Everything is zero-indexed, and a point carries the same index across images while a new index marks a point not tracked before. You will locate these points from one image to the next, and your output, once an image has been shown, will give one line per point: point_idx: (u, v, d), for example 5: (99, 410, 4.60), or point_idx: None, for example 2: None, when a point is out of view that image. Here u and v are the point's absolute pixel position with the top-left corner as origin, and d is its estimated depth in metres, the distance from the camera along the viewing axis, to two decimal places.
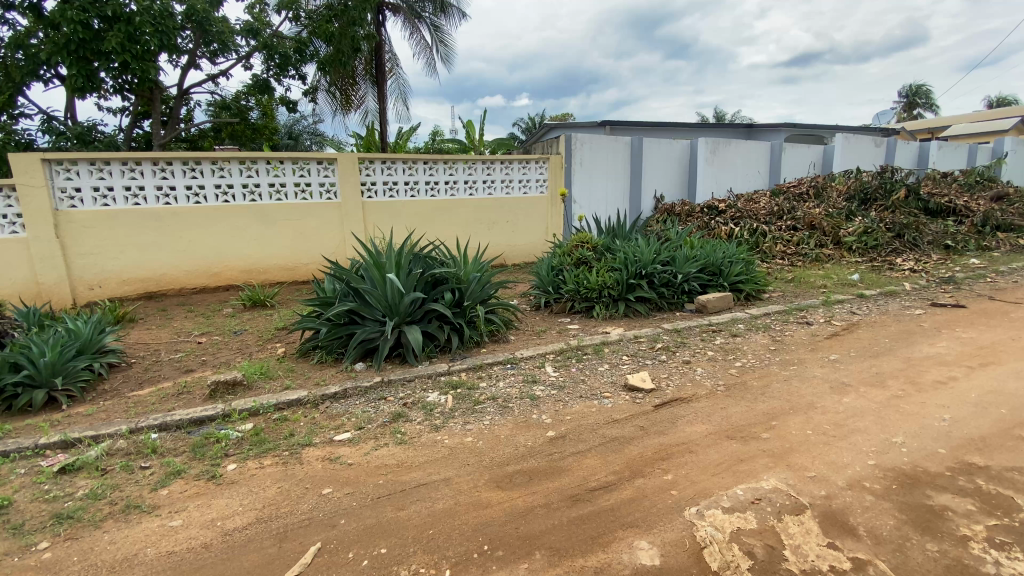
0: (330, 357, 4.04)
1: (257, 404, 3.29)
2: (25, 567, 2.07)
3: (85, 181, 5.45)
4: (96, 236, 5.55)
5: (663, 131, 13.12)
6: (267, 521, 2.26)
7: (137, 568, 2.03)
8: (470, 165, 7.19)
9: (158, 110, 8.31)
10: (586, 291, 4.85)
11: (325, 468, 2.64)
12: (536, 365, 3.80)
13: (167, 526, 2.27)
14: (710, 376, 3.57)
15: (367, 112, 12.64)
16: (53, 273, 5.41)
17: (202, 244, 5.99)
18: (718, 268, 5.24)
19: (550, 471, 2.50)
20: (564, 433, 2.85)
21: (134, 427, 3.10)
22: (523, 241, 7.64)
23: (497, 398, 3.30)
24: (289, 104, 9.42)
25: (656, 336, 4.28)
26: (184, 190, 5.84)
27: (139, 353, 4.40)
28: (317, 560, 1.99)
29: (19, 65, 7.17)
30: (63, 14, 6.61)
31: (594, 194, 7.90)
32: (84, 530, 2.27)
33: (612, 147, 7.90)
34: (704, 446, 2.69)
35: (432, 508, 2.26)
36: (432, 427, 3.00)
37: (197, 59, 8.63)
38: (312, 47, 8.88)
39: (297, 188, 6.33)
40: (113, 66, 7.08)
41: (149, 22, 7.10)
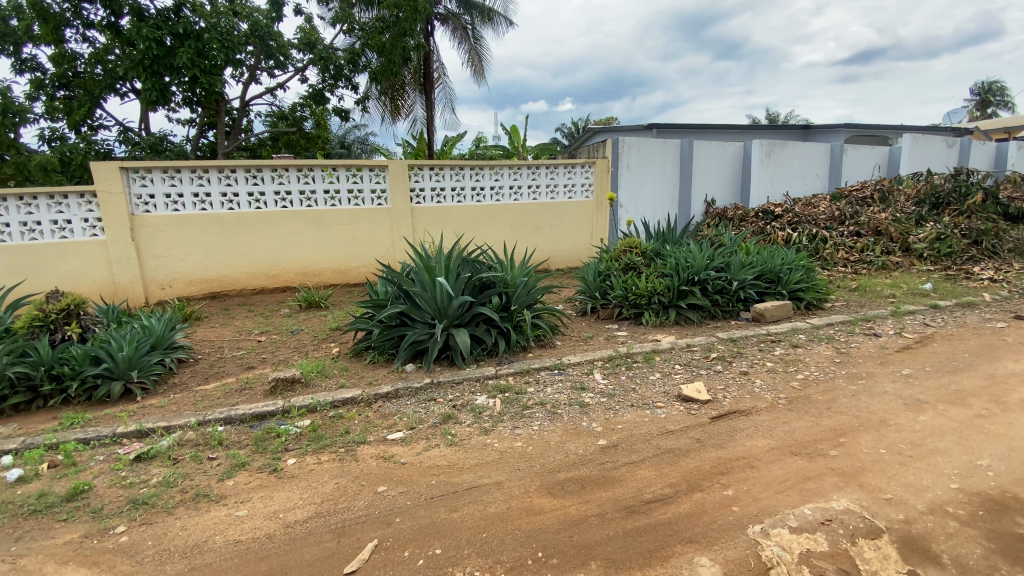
0: (382, 357, 4.14)
1: (315, 401, 3.40)
2: (105, 550, 2.21)
3: (159, 188, 5.84)
4: (167, 240, 5.93)
5: (713, 133, 12.76)
6: (326, 516, 2.32)
7: (207, 554, 2.13)
8: (516, 170, 7.22)
9: (223, 121, 8.82)
10: (635, 296, 4.74)
11: (380, 466, 2.69)
12: (584, 372, 3.74)
13: (233, 515, 2.37)
14: (771, 388, 3.40)
15: (414, 121, 12.97)
16: (129, 273, 5.82)
17: (261, 248, 6.29)
18: (777, 275, 5.02)
19: (603, 480, 2.44)
20: (617, 442, 2.79)
21: (201, 419, 3.27)
22: (568, 246, 7.59)
23: (546, 404, 3.27)
24: (342, 114, 9.77)
25: (711, 346, 4.13)
26: (246, 196, 6.16)
27: (204, 350, 4.64)
28: (374, 557, 2.03)
29: (99, 79, 7.75)
30: (140, 32, 7.13)
31: (642, 198, 7.76)
32: (157, 516, 2.41)
33: (660, 150, 7.75)
34: (766, 461, 2.57)
35: (485, 512, 2.26)
36: (482, 430, 3.01)
37: (258, 73, 9.08)
38: (364, 57, 9.18)
39: (350, 194, 6.56)
40: (183, 80, 7.58)
41: (216, 38, 7.57)
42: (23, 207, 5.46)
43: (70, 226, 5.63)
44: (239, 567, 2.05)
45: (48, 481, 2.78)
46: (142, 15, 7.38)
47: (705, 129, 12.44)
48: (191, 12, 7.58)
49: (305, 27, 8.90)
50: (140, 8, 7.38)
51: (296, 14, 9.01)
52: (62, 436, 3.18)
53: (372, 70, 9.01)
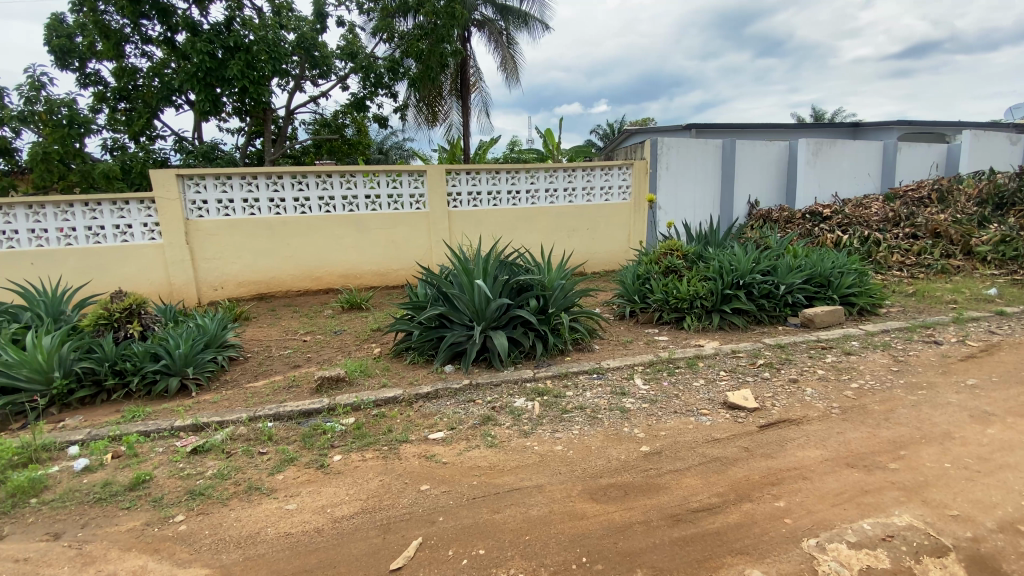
0: (422, 358, 4.20)
1: (359, 400, 3.49)
2: (166, 537, 2.33)
3: (211, 194, 6.13)
4: (218, 243, 6.21)
5: (755, 133, 12.38)
6: (372, 512, 2.37)
7: (259, 545, 2.22)
8: (552, 173, 7.20)
9: (270, 129, 9.19)
10: (676, 301, 4.64)
11: (421, 465, 2.73)
12: (624, 377, 3.68)
13: (284, 508, 2.46)
14: (823, 397, 3.26)
15: (451, 126, 13.15)
16: (183, 275, 6.13)
17: (306, 251, 6.50)
18: (827, 279, 4.83)
19: (647, 487, 2.40)
20: (660, 449, 2.73)
21: (252, 415, 3.40)
22: (605, 249, 7.51)
23: (586, 408, 3.23)
24: (381, 120, 10.00)
25: (757, 352, 4.00)
26: (292, 202, 6.39)
27: (253, 349, 4.83)
28: (419, 555, 2.05)
29: (156, 92, 8.21)
30: (194, 46, 7.53)
31: (681, 200, 7.60)
32: (213, 507, 2.52)
33: (701, 150, 7.58)
34: (820, 473, 2.46)
35: (527, 514, 2.25)
36: (522, 433, 3.00)
37: (302, 82, 9.40)
38: (404, 65, 9.38)
39: (390, 199, 6.71)
40: (233, 91, 7.94)
41: (265, 50, 7.91)
42: (89, 213, 5.82)
43: (130, 231, 5.98)
44: (290, 559, 2.12)
45: (112, 471, 2.95)
46: (196, 30, 7.80)
47: (746, 129, 12.10)
48: (241, 26, 7.96)
49: (348, 37, 9.18)
50: (194, 23, 7.80)
51: (339, 25, 9.31)
52: (125, 428, 3.37)
53: (410, 77, 9.20)
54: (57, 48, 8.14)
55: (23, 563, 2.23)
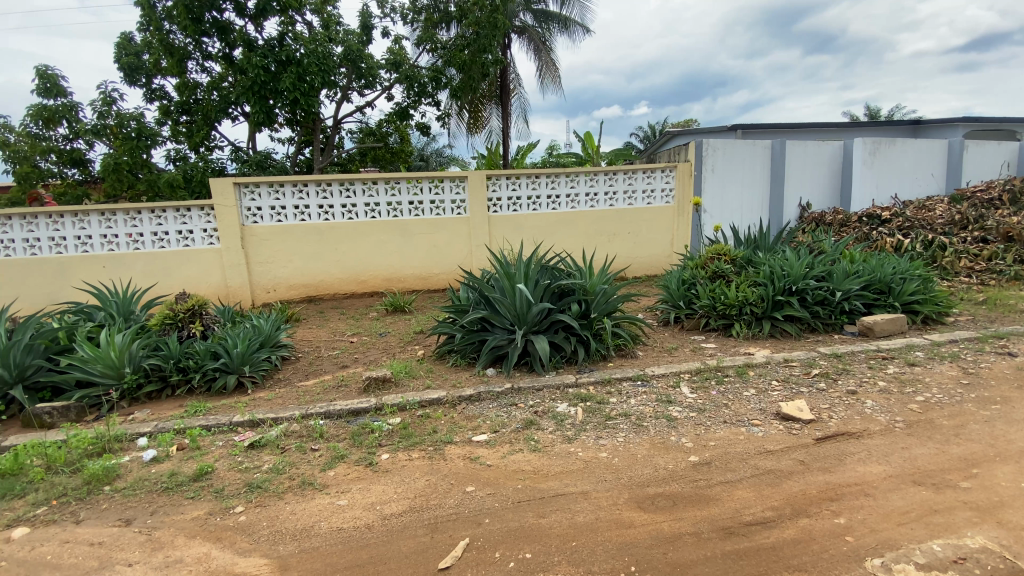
0: (464, 361, 4.26)
1: (404, 400, 3.57)
2: (227, 527, 2.46)
3: (265, 201, 6.42)
4: (271, 248, 6.51)
5: (807, 133, 11.90)
6: (420, 511, 2.42)
7: (314, 538, 2.31)
8: (593, 177, 7.15)
9: (318, 138, 9.55)
10: (724, 307, 4.51)
11: (466, 466, 2.77)
12: (670, 385, 3.60)
13: (336, 504, 2.55)
14: (885, 410, 3.09)
15: (491, 133, 13.31)
16: (239, 278, 6.45)
17: (352, 255, 6.72)
18: (887, 285, 4.59)
19: (697, 498, 2.34)
20: (710, 460, 2.66)
21: (305, 413, 3.53)
22: (647, 253, 7.40)
23: (630, 415, 3.18)
24: (423, 128, 10.21)
25: (812, 361, 3.83)
26: (340, 208, 6.63)
27: (304, 349, 5.02)
28: (467, 555, 2.08)
29: (215, 105, 8.68)
30: (250, 61, 7.94)
31: (728, 203, 7.40)
32: (270, 500, 2.64)
33: (748, 152, 7.36)
34: (883, 489, 2.34)
35: (574, 520, 2.24)
36: (566, 438, 2.99)
37: (349, 93, 9.72)
38: (446, 74, 9.57)
39: (432, 205, 6.85)
40: (285, 103, 8.31)
41: (314, 64, 8.26)
42: (155, 219, 6.22)
43: (192, 236, 6.34)
44: (342, 553, 2.19)
45: (177, 462, 3.14)
46: (251, 45, 8.21)
47: (797, 128, 11.65)
48: (293, 40, 8.33)
49: (393, 48, 9.44)
50: (250, 39, 8.21)
51: (384, 36, 9.59)
52: (188, 422, 3.57)
53: (453, 86, 9.38)
54: (126, 65, 8.77)
55: (98, 547, 2.40)
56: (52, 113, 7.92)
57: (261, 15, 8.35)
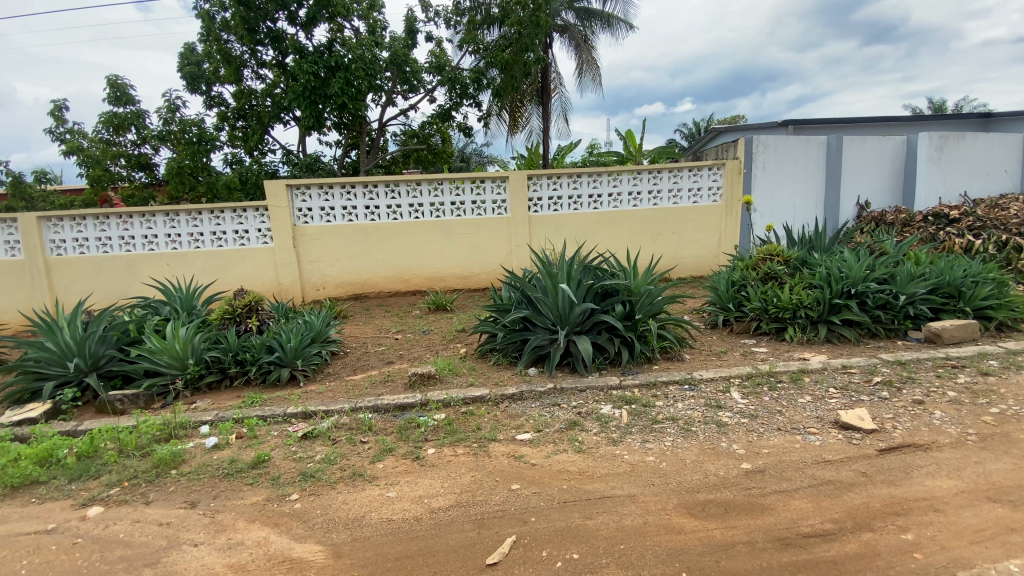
0: (506, 360, 4.28)
1: (449, 397, 3.63)
2: (285, 513, 2.58)
3: (316, 202, 6.67)
4: (321, 247, 6.75)
5: (864, 128, 11.31)
6: (466, 506, 2.46)
7: (365, 528, 2.39)
8: (636, 176, 7.04)
9: (365, 141, 9.83)
10: (776, 310, 4.36)
11: (511, 465, 2.78)
12: (719, 390, 3.50)
13: (385, 495, 2.63)
14: (955, 422, 2.90)
15: (531, 133, 13.35)
16: (291, 276, 6.73)
17: (396, 255, 6.89)
18: (957, 289, 4.30)
19: (751, 507, 2.27)
20: (763, 467, 2.57)
21: (354, 406, 3.65)
22: (692, 254, 7.22)
23: (678, 420, 3.12)
24: (465, 129, 10.33)
25: (872, 368, 3.64)
26: (386, 209, 6.81)
27: (351, 345, 5.19)
28: (514, 552, 2.10)
29: (269, 110, 9.09)
30: (302, 68, 8.27)
31: (779, 203, 7.13)
32: (323, 489, 2.75)
33: (801, 148, 7.07)
34: (954, 505, 2.20)
35: (622, 523, 2.22)
36: (611, 440, 2.96)
37: (394, 96, 9.95)
38: (488, 75, 9.67)
39: (474, 205, 6.93)
40: (334, 107, 8.61)
41: (361, 68, 8.52)
42: (214, 219, 6.57)
43: (247, 235, 6.67)
44: (392, 543, 2.26)
45: (237, 449, 3.32)
46: (302, 52, 8.54)
47: (853, 123, 11.10)
48: (341, 46, 8.62)
49: (436, 51, 9.61)
50: (301, 46, 8.54)
51: (427, 40, 9.79)
52: (246, 412, 3.76)
53: (495, 86, 9.47)
54: (188, 74, 9.32)
55: (167, 528, 2.56)
56: (122, 120, 8.52)
57: (312, 23, 8.69)
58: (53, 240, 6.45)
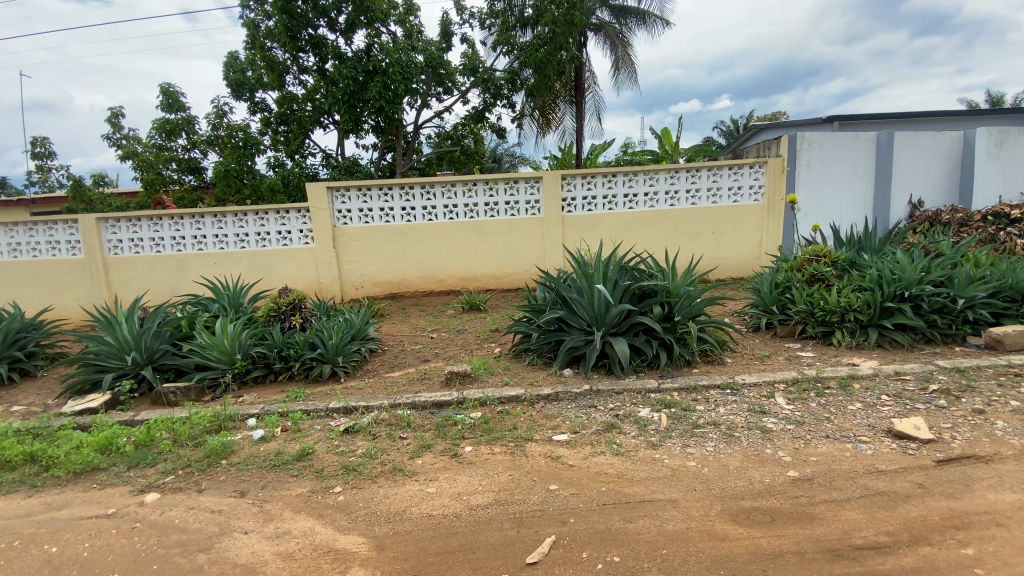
0: (541, 360, 4.29)
1: (485, 395, 3.67)
2: (329, 505, 2.66)
3: (354, 204, 6.85)
4: (359, 248, 6.93)
5: (916, 123, 10.77)
6: (505, 505, 2.48)
7: (407, 522, 2.44)
8: (673, 175, 6.92)
9: (400, 143, 10.02)
10: (823, 313, 4.20)
11: (548, 465, 2.79)
12: (762, 395, 3.40)
13: (425, 491, 2.68)
14: (1020, 433, 2.73)
15: (564, 133, 13.31)
16: (330, 275, 6.93)
17: (431, 255, 6.99)
18: (1021, 293, 4.06)
19: (799, 516, 2.20)
20: (812, 476, 2.49)
21: (393, 402, 3.74)
22: (731, 254, 7.05)
23: (720, 425, 3.05)
24: (498, 129, 10.39)
25: (928, 375, 3.47)
26: (421, 210, 6.92)
27: (389, 343, 5.30)
28: (554, 552, 2.11)
29: (309, 115, 9.38)
30: (341, 73, 8.50)
31: (824, 202, 6.87)
32: (365, 483, 2.83)
33: (848, 145, 6.80)
34: (1020, 521, 2.08)
35: (663, 528, 2.19)
36: (649, 443, 2.92)
37: (429, 99, 10.07)
38: (522, 75, 9.70)
39: (508, 206, 6.96)
40: (371, 110, 8.82)
41: (398, 72, 8.69)
42: (258, 220, 6.82)
43: (290, 235, 6.90)
44: (433, 538, 2.30)
45: (282, 442, 3.44)
46: (342, 58, 8.77)
47: (904, 118, 10.59)
48: (379, 51, 8.82)
49: (469, 53, 9.70)
50: (341, 52, 8.77)
51: (461, 42, 9.89)
52: (290, 406, 3.90)
53: (528, 86, 9.49)
54: (234, 82, 9.72)
55: (219, 515, 2.69)
56: (174, 126, 8.96)
57: (351, 29, 8.91)
58: (111, 240, 6.84)
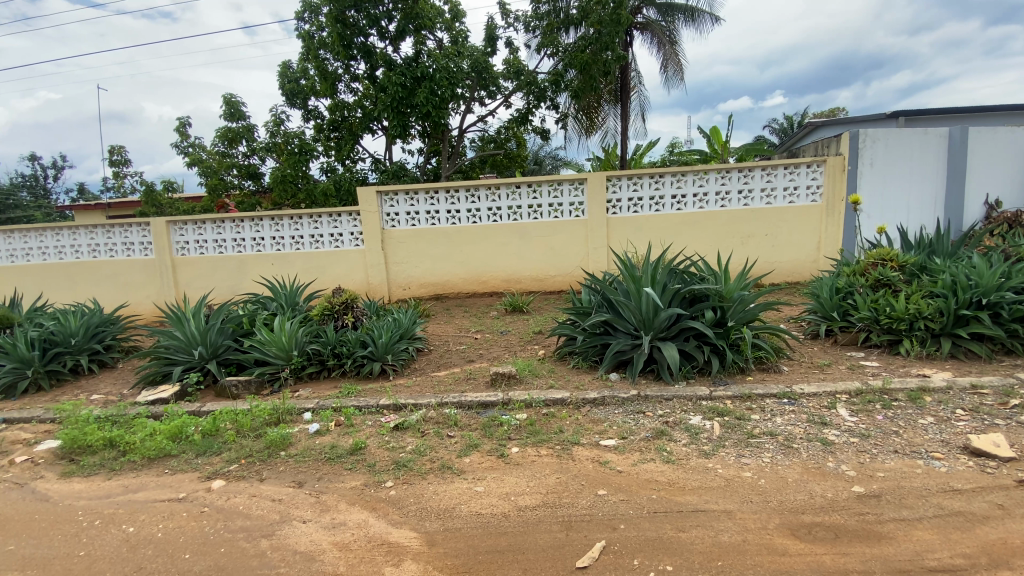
0: (586, 363, 4.26)
1: (531, 397, 3.69)
2: (382, 499, 2.76)
3: (402, 207, 7.04)
4: (406, 249, 7.11)
5: (993, 118, 9.99)
6: (553, 507, 2.49)
7: (457, 519, 2.50)
8: (723, 175, 6.72)
9: (445, 147, 10.19)
10: (889, 320, 3.98)
11: (597, 469, 2.78)
12: (822, 405, 3.26)
13: (474, 489, 2.73)
14: None
15: (607, 133, 13.19)
16: (379, 276, 7.15)
17: (476, 256, 7.09)
18: None
19: (864, 534, 2.10)
20: (879, 492, 2.36)
21: (441, 401, 3.82)
22: (786, 257, 6.77)
23: (777, 435, 2.94)
24: (541, 131, 10.42)
25: (1009, 390, 3.22)
26: (466, 212, 7.04)
27: (435, 343, 5.42)
28: (604, 558, 2.10)
29: (359, 121, 9.71)
30: (390, 80, 8.76)
31: (889, 202, 6.49)
32: (415, 478, 2.90)
33: (916, 141, 6.38)
34: None
35: (718, 539, 2.14)
36: (701, 452, 2.86)
37: (473, 103, 10.20)
38: (566, 76, 9.67)
39: (552, 208, 6.97)
40: (418, 116, 9.04)
41: (444, 78, 8.87)
42: (312, 223, 7.13)
43: (341, 238, 7.18)
44: (482, 536, 2.34)
45: (336, 435, 3.59)
46: (391, 65, 9.04)
47: (980, 113, 9.84)
48: (427, 58, 9.04)
49: (513, 57, 9.77)
50: (390, 59, 9.04)
51: (506, 46, 9.97)
52: (344, 402, 4.05)
53: (573, 87, 9.43)
54: (289, 91, 10.19)
55: (280, 504, 2.83)
56: (235, 134, 9.51)
57: (400, 37, 9.17)
58: (179, 242, 7.32)
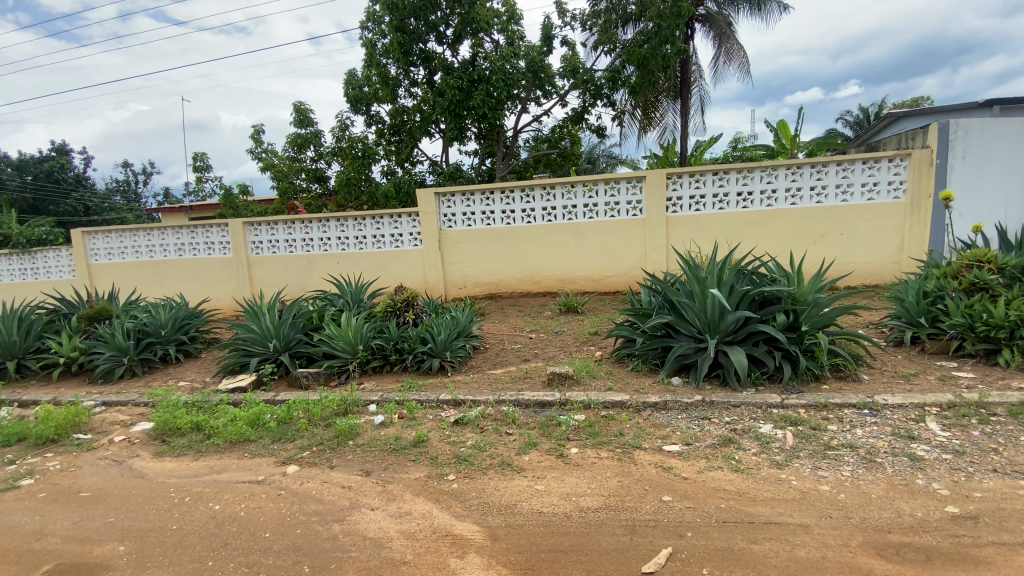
0: (646, 366, 4.17)
1: (590, 398, 3.67)
2: (444, 491, 2.85)
3: (459, 208, 7.19)
4: (463, 249, 7.26)
5: None
6: (615, 511, 2.47)
7: (519, 516, 2.54)
8: (792, 171, 6.38)
9: (500, 148, 10.29)
10: (986, 327, 3.63)
11: (660, 475, 2.73)
12: (909, 418, 3.03)
13: (535, 487, 2.76)
14: None
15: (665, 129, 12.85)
16: (436, 276, 7.34)
17: (531, 256, 7.12)
18: None
19: (960, 558, 1.95)
20: (976, 514, 2.18)
21: (498, 398, 3.88)
22: (863, 258, 6.33)
23: (858, 448, 2.77)
24: (597, 129, 10.30)
25: None
26: (522, 212, 7.09)
27: (491, 341, 5.50)
28: (671, 565, 2.06)
29: (418, 125, 9.98)
30: (449, 84, 8.99)
31: (985, 198, 5.91)
32: (476, 473, 2.97)
33: (1017, 130, 5.79)
34: None
35: (793, 554, 2.05)
36: (773, 462, 2.74)
37: (528, 104, 10.25)
38: (623, 73, 9.50)
39: (608, 207, 6.89)
40: (475, 117, 9.19)
41: (501, 79, 8.96)
42: (375, 223, 7.43)
43: (401, 238, 7.43)
44: (544, 535, 2.36)
45: (400, 428, 3.74)
46: (449, 69, 9.25)
47: None
48: (484, 61, 9.17)
49: (569, 55, 9.72)
50: (448, 63, 9.25)
51: (562, 45, 9.94)
52: (406, 396, 4.20)
53: (630, 84, 9.25)
54: (353, 97, 10.65)
55: (350, 490, 2.99)
56: (303, 140, 10.06)
57: (458, 41, 9.36)
58: (254, 242, 7.84)
